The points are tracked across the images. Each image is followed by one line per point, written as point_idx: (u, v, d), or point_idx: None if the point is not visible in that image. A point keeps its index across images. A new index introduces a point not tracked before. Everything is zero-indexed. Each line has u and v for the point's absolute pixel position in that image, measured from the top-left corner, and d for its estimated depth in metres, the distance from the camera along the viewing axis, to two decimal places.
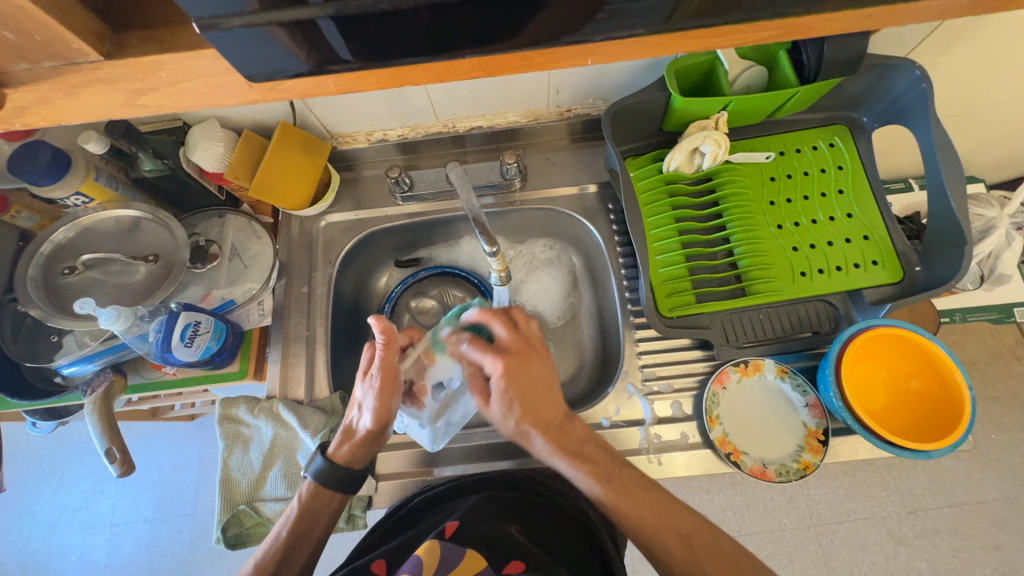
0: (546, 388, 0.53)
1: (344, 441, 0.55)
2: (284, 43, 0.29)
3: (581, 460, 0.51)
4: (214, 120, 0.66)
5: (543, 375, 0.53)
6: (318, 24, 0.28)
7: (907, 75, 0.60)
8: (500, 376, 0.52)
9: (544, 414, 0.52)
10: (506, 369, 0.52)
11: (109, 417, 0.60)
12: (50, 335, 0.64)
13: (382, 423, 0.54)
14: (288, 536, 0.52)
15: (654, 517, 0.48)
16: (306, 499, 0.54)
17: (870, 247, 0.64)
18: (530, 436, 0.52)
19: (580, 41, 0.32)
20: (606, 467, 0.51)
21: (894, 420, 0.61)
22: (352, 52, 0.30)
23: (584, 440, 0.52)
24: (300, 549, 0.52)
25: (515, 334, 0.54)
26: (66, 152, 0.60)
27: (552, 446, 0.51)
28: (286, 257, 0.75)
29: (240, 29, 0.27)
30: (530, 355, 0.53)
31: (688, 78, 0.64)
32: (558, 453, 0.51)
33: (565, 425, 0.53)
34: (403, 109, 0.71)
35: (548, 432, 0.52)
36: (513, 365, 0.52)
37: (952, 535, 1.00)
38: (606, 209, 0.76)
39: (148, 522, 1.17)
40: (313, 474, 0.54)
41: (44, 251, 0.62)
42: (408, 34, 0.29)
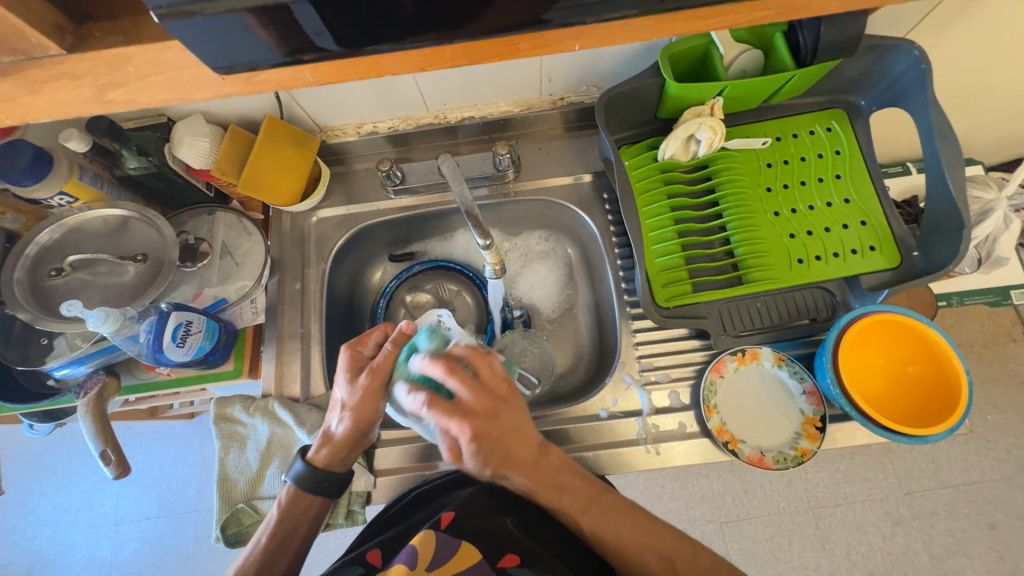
0: (517, 436, 0.47)
1: (324, 443, 0.53)
2: (259, 32, 0.28)
3: (560, 494, 0.49)
4: (199, 116, 0.65)
5: (513, 425, 0.47)
6: (292, 10, 0.27)
7: (906, 57, 0.59)
8: (469, 440, 0.44)
9: (518, 458, 0.47)
10: (474, 432, 0.44)
11: (103, 419, 0.60)
12: (40, 338, 0.63)
13: (364, 426, 0.53)
14: (268, 543, 0.51)
15: (638, 540, 0.48)
16: (285, 505, 0.53)
17: (868, 232, 0.64)
18: (505, 477, 0.48)
19: (568, 25, 0.31)
20: (587, 495, 0.50)
21: (891, 405, 0.60)
22: (332, 40, 0.29)
23: (562, 468, 0.50)
24: (282, 555, 0.52)
25: (473, 391, 0.45)
26: (47, 151, 0.59)
27: (528, 481, 0.48)
28: (278, 254, 0.74)
29: (213, 17, 0.26)
30: (496, 411, 0.46)
31: (682, 63, 0.63)
32: (537, 487, 0.49)
33: (540, 458, 0.49)
34: (393, 101, 0.70)
35: (527, 473, 0.48)
36: (481, 426, 0.45)
37: (948, 516, 1.01)
38: (601, 199, 0.75)
39: (152, 519, 1.18)
40: (294, 478, 0.53)
41: (29, 253, 0.61)
42: (390, 21, 0.28)
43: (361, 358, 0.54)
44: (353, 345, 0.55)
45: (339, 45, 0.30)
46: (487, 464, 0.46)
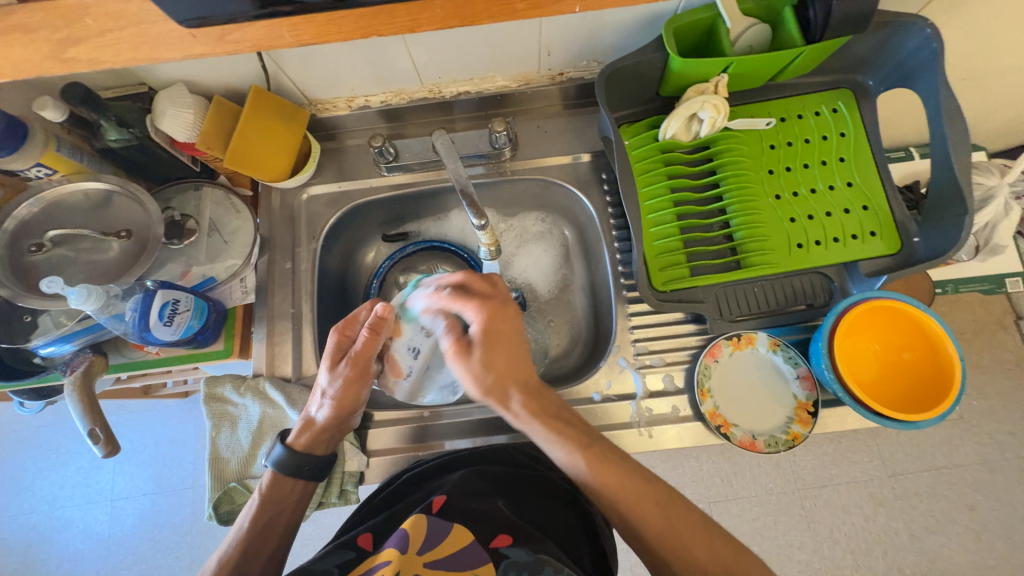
0: (519, 345, 0.53)
1: (305, 429, 0.54)
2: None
3: (561, 428, 0.50)
4: (181, 85, 0.62)
5: (519, 329, 0.53)
6: None
7: (918, 34, 0.57)
8: (483, 322, 0.51)
9: (519, 369, 0.52)
10: (488, 315, 0.51)
11: (90, 398, 0.59)
12: (24, 315, 0.62)
13: (346, 412, 0.54)
14: (250, 526, 0.51)
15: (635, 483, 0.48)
16: (266, 489, 0.53)
17: (868, 218, 0.63)
18: (508, 396, 0.51)
19: None
20: (584, 435, 0.50)
21: (884, 391, 0.61)
22: None
23: (560, 407, 0.53)
24: (266, 538, 0.51)
25: (488, 287, 0.53)
26: (22, 120, 0.56)
27: (529, 406, 0.51)
28: (268, 232, 0.72)
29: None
30: (508, 307, 0.52)
31: (687, 38, 0.60)
32: (536, 416, 0.50)
33: (540, 389, 0.53)
34: (385, 73, 0.67)
35: (528, 393, 0.51)
36: (494, 314, 0.51)
37: (930, 497, 1.04)
38: (600, 179, 0.73)
39: (148, 495, 1.19)
40: (275, 464, 0.53)
41: (8, 228, 0.59)
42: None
43: (343, 343, 0.54)
44: (341, 329, 0.54)
45: None
46: (493, 366, 0.50)
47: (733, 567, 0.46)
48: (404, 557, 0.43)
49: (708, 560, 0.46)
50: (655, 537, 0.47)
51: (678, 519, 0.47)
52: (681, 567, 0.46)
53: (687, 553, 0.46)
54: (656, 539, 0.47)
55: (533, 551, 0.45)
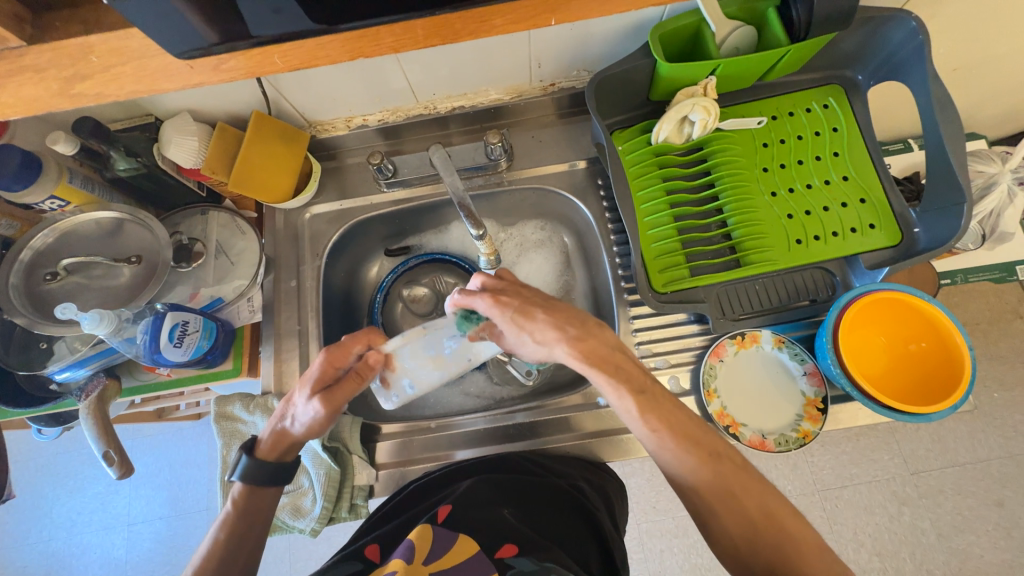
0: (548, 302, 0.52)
1: (273, 444, 0.53)
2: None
3: (615, 372, 0.50)
4: (186, 114, 0.64)
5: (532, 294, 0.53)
6: None
7: (903, 27, 0.57)
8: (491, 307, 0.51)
9: (565, 314, 0.52)
10: (493, 301, 0.52)
11: (104, 421, 0.60)
12: (40, 343, 0.63)
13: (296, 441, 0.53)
14: (224, 535, 0.50)
15: (677, 435, 0.48)
16: (240, 499, 0.51)
17: (867, 210, 0.63)
18: (553, 344, 0.51)
19: None
20: (638, 381, 0.50)
21: (894, 384, 0.60)
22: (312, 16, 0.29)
23: (614, 347, 0.51)
24: (242, 547, 0.50)
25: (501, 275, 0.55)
26: (36, 155, 0.59)
27: (576, 353, 0.50)
28: (273, 251, 0.74)
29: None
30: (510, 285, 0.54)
31: (673, 44, 0.61)
32: (593, 365, 0.50)
33: (594, 334, 0.52)
34: (382, 92, 0.69)
35: (578, 346, 0.50)
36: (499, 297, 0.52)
37: (955, 494, 1.01)
38: (596, 185, 0.74)
39: (164, 519, 1.19)
40: (241, 476, 0.51)
41: (24, 259, 0.61)
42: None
43: (333, 371, 0.53)
44: (331, 360, 0.52)
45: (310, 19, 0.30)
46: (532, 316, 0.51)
47: (783, 522, 0.44)
48: (410, 566, 0.43)
49: (758, 514, 0.45)
50: (702, 491, 0.46)
51: (727, 472, 0.46)
52: (731, 521, 0.45)
53: (737, 506, 0.45)
54: (705, 492, 0.46)
55: (539, 561, 0.45)
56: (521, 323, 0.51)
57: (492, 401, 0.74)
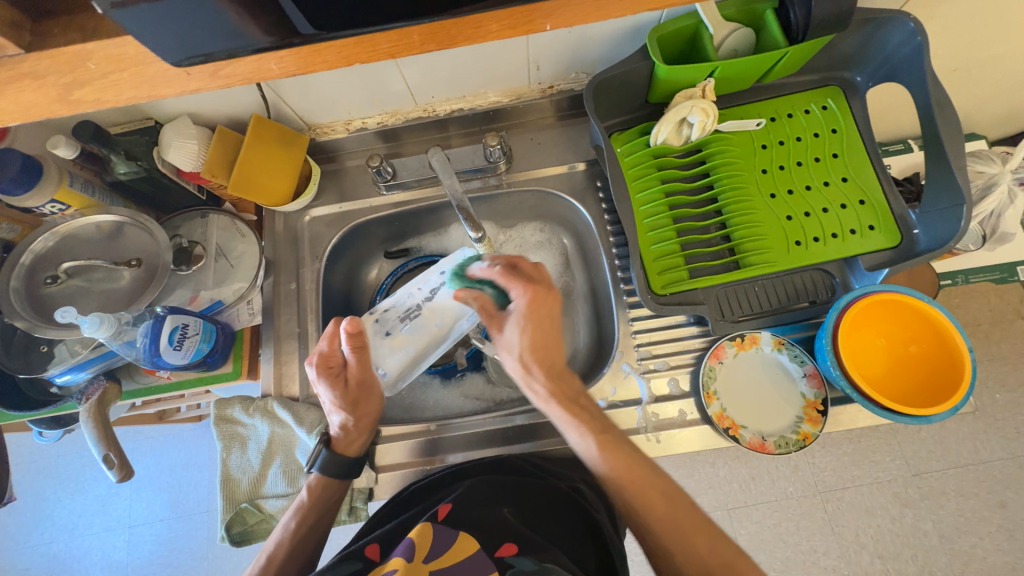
0: (553, 326, 0.54)
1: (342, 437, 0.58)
2: (240, 15, 0.27)
3: (580, 411, 0.52)
4: (186, 117, 0.64)
5: (559, 311, 0.54)
6: None
7: (902, 29, 0.57)
8: (525, 304, 0.52)
9: (550, 353, 0.53)
10: (528, 300, 0.52)
11: (105, 424, 0.60)
12: (40, 345, 0.64)
13: (371, 419, 0.59)
14: (294, 526, 0.54)
15: (634, 477, 0.48)
16: (313, 490, 0.56)
17: (866, 211, 0.63)
18: (534, 374, 0.53)
19: None
20: (601, 423, 0.52)
21: (893, 385, 0.60)
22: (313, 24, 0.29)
23: (583, 393, 0.54)
24: (309, 537, 0.54)
25: (533, 270, 0.54)
26: (37, 159, 0.59)
27: (552, 388, 0.53)
28: (273, 254, 0.74)
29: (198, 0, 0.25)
30: (552, 293, 0.53)
31: (671, 46, 0.61)
32: (557, 402, 0.52)
33: (566, 375, 0.54)
34: (381, 95, 0.69)
35: (551, 376, 0.53)
36: (536, 298, 0.52)
37: (957, 496, 1.01)
38: (595, 187, 0.74)
39: (165, 521, 1.20)
40: (319, 468, 0.56)
41: (25, 262, 0.61)
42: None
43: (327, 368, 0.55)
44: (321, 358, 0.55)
45: (312, 27, 0.30)
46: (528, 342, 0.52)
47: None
48: (410, 565, 0.43)
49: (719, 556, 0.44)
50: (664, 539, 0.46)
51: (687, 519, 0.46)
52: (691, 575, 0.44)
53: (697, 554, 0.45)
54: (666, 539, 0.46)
55: (538, 560, 0.45)
56: (518, 343, 0.53)
57: (492, 404, 0.74)
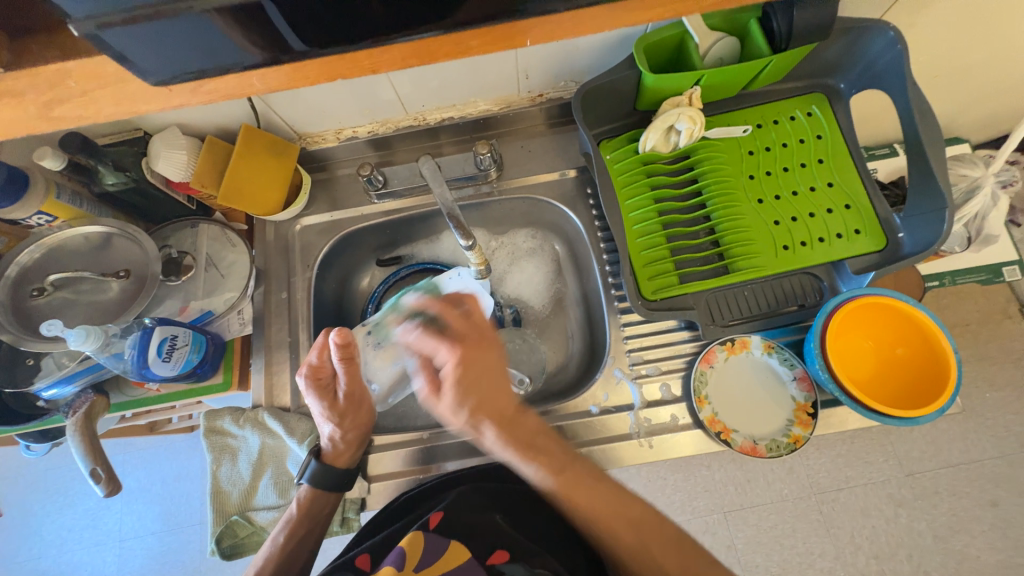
0: (497, 375, 0.51)
1: (335, 448, 0.59)
2: (224, 32, 0.27)
3: (535, 455, 0.50)
4: (175, 128, 0.64)
5: (495, 362, 0.52)
6: (264, 9, 0.27)
7: (882, 37, 0.58)
8: (455, 365, 0.50)
9: (496, 404, 0.50)
10: (461, 358, 0.50)
11: (91, 437, 0.59)
12: (26, 359, 0.62)
13: (362, 427, 0.61)
14: (286, 540, 0.56)
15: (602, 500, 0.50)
16: (304, 503, 0.58)
17: (852, 216, 0.64)
18: (481, 429, 0.50)
19: (544, 14, 0.30)
20: (559, 459, 0.51)
21: (882, 387, 0.60)
22: (300, 39, 0.29)
23: (537, 432, 0.51)
24: (299, 551, 0.56)
25: (461, 322, 0.53)
26: (22, 170, 0.58)
27: (503, 438, 0.50)
28: (263, 263, 0.74)
29: (182, 18, 0.26)
30: (481, 344, 0.52)
31: (657, 54, 0.62)
32: (510, 448, 0.50)
33: (517, 419, 0.51)
34: (371, 105, 0.69)
35: (500, 426, 0.50)
36: (467, 354, 0.50)
37: (950, 495, 1.01)
38: (585, 194, 0.75)
39: (156, 534, 1.18)
40: (309, 479, 0.58)
41: (11, 274, 0.60)
42: (355, 17, 0.28)
43: (324, 377, 0.58)
44: (311, 369, 0.57)
45: (305, 45, 0.30)
46: (471, 397, 0.49)
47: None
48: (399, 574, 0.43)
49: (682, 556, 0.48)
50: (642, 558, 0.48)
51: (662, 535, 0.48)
52: None
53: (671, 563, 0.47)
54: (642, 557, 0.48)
55: (530, 566, 0.46)
56: (461, 402, 0.49)
57: None
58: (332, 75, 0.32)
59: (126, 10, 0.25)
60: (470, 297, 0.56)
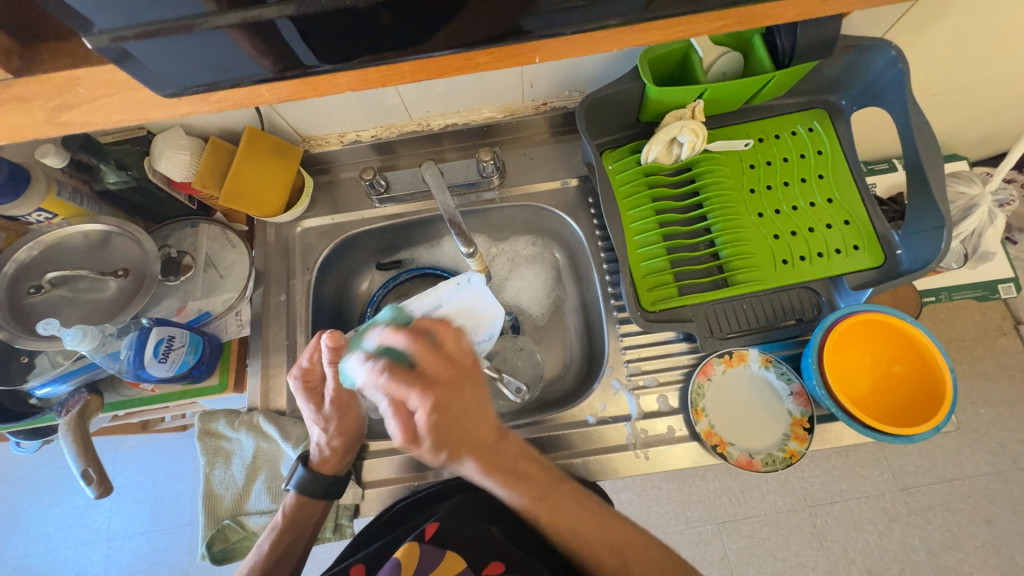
0: (474, 411, 0.50)
1: (325, 454, 0.59)
2: (235, 45, 0.28)
3: (517, 482, 0.50)
4: (178, 128, 0.64)
5: (470, 401, 0.50)
6: (277, 26, 0.27)
7: (884, 56, 0.59)
8: (428, 411, 0.47)
9: (472, 441, 0.49)
10: (433, 404, 0.48)
11: (84, 438, 0.59)
12: (21, 356, 0.62)
13: (349, 435, 0.59)
14: (271, 549, 0.55)
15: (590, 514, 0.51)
16: (291, 511, 0.57)
17: (851, 232, 0.64)
18: (461, 464, 0.49)
19: (552, 34, 0.31)
20: (541, 484, 0.51)
21: (878, 404, 0.61)
22: (312, 54, 0.29)
23: (517, 457, 0.51)
24: (284, 561, 0.54)
25: (430, 360, 0.50)
26: (23, 167, 0.58)
27: (486, 471, 0.49)
28: (263, 265, 0.74)
29: (193, 30, 0.26)
30: (458, 379, 0.50)
31: (661, 67, 0.62)
32: (492, 476, 0.49)
33: (495, 450, 0.50)
34: (375, 110, 0.69)
35: (481, 459, 0.49)
36: (439, 395, 0.48)
37: (944, 511, 1.01)
38: (587, 203, 0.75)
39: (145, 534, 1.17)
40: (296, 486, 0.57)
41: (8, 271, 0.60)
42: (368, 34, 0.28)
43: (314, 382, 0.58)
44: (301, 374, 0.58)
45: (317, 59, 0.30)
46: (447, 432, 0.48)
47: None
48: None
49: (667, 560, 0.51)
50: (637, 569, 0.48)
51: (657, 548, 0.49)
52: None
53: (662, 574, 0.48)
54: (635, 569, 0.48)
55: None
56: (439, 445, 0.48)
57: None
58: (340, 87, 0.33)
59: (138, 25, 0.25)
60: (440, 326, 0.53)
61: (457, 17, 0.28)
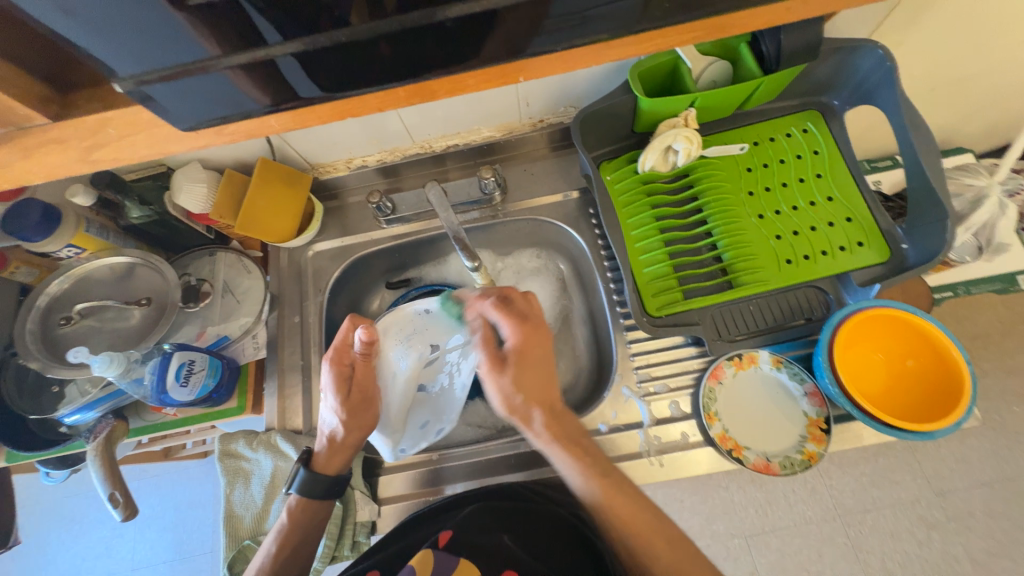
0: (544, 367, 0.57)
1: (327, 448, 0.58)
2: (243, 82, 0.30)
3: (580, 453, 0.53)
4: (196, 163, 0.68)
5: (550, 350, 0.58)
6: (279, 62, 0.29)
7: (871, 56, 0.60)
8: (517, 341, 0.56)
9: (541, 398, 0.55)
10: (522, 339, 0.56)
11: (111, 462, 0.61)
12: (52, 387, 0.65)
13: (366, 429, 0.59)
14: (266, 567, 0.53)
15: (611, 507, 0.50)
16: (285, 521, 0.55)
17: (854, 229, 0.64)
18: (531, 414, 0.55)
19: (540, 52, 0.33)
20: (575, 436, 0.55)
21: (895, 400, 0.60)
22: (315, 85, 0.32)
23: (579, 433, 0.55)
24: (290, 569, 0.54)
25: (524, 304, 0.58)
26: (57, 207, 0.62)
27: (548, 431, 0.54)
28: (277, 289, 0.76)
29: (206, 73, 0.29)
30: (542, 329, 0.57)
31: (653, 79, 0.64)
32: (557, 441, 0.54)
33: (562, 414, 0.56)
34: (379, 135, 0.73)
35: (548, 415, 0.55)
36: (528, 335, 0.56)
37: (986, 516, 0.97)
38: (588, 214, 0.76)
39: (168, 562, 1.18)
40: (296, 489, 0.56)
41: (40, 304, 0.63)
42: (368, 63, 0.31)
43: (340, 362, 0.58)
44: (335, 357, 0.58)
45: (319, 90, 0.32)
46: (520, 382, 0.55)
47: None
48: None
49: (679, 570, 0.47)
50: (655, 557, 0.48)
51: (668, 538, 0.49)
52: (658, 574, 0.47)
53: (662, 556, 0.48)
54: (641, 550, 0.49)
55: None
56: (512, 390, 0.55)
57: (495, 430, 0.74)
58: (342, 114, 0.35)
59: (158, 71, 0.28)
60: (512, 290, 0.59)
61: (450, 46, 0.31)
